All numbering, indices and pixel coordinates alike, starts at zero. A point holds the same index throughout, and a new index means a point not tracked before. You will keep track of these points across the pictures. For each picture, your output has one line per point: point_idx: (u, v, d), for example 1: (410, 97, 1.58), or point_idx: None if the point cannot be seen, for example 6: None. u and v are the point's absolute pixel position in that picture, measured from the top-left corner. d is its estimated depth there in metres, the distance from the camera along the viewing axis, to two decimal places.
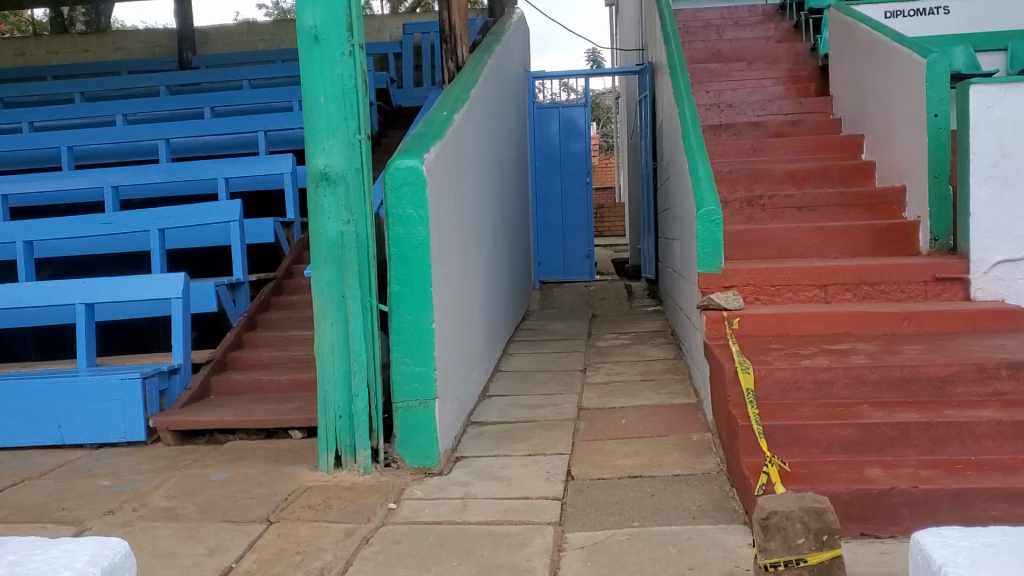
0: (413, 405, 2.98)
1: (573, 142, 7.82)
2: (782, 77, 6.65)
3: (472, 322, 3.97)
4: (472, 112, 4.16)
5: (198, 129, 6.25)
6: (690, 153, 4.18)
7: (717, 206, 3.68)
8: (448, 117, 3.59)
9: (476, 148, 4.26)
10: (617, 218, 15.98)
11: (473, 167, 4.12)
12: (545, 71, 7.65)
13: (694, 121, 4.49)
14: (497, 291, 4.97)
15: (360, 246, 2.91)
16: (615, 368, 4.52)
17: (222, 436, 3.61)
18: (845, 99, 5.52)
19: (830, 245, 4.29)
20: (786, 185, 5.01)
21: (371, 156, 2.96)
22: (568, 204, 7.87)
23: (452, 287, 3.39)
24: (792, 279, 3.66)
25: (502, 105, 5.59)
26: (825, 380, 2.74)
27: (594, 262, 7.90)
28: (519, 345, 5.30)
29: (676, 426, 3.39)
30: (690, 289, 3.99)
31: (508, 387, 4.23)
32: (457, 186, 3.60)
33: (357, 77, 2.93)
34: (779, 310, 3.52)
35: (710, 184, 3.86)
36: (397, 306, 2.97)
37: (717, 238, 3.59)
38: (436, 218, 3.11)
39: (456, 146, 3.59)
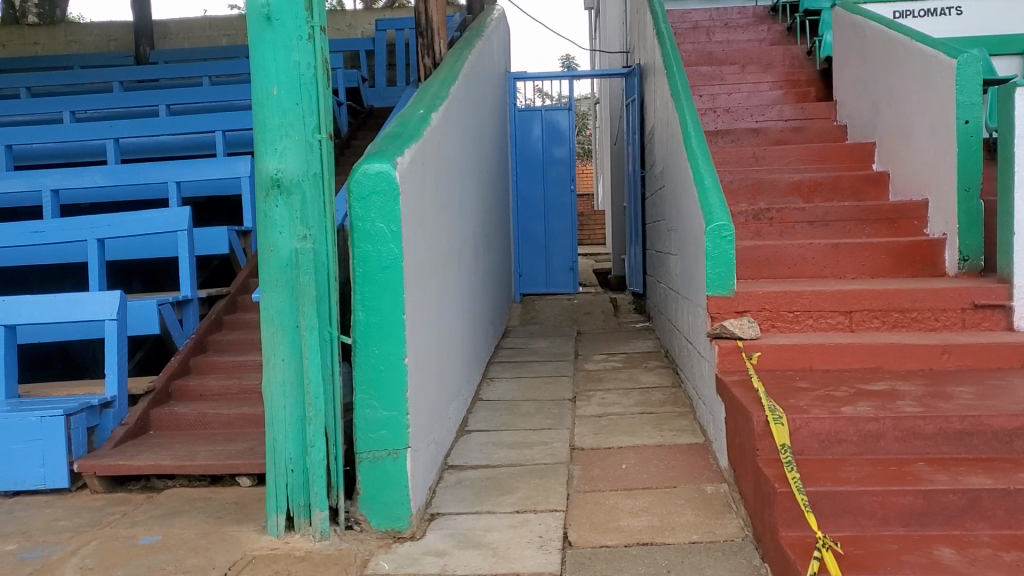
0: (380, 455, 2.51)
1: (556, 147, 7.39)
2: (779, 81, 6.25)
3: (450, 349, 3.51)
4: (452, 111, 3.70)
5: (151, 128, 5.74)
6: (694, 161, 3.75)
7: (729, 222, 3.26)
8: (424, 116, 3.13)
9: (455, 152, 3.80)
10: (597, 225, 15.57)
11: (452, 173, 3.66)
12: (526, 72, 7.21)
13: (697, 126, 4.07)
14: (477, 310, 4.52)
15: (318, 267, 2.44)
16: (608, 397, 4.08)
17: (161, 482, 3.08)
18: (852, 105, 5.13)
19: (848, 264, 3.87)
20: (792, 197, 4.60)
21: (332, 160, 2.49)
22: (551, 214, 7.43)
23: (428, 312, 2.93)
24: (813, 304, 3.24)
25: (483, 106, 5.14)
26: (871, 433, 2.31)
27: (577, 274, 7.46)
28: (501, 367, 4.84)
29: (685, 474, 2.95)
30: (695, 312, 3.56)
31: (490, 420, 3.77)
32: (435, 196, 3.15)
33: (316, 65, 2.46)
34: (800, 340, 3.10)
35: (719, 195, 3.44)
36: (362, 339, 2.51)
37: (730, 256, 3.17)
38: (410, 232, 2.65)
39: (433, 149, 3.14)
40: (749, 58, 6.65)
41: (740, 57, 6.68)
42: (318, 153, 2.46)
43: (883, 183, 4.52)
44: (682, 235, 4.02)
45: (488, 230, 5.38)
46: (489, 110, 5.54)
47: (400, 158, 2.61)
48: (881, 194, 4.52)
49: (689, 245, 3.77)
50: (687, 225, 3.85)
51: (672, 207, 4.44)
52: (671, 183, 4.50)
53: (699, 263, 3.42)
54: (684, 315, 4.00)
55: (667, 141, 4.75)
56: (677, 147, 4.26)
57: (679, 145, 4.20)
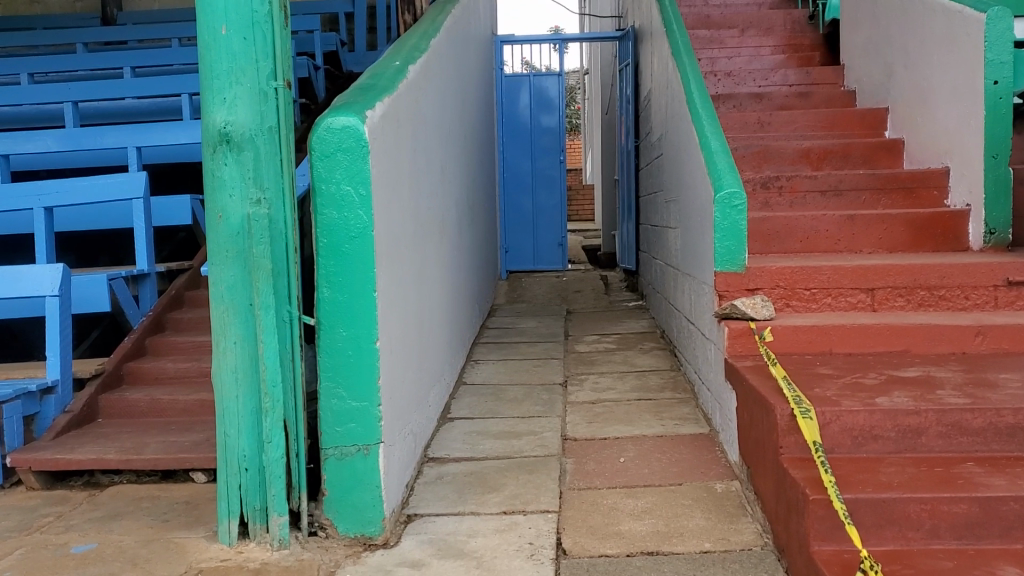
0: (349, 452, 2.19)
1: (545, 116, 7.05)
2: (781, 45, 5.92)
3: (430, 331, 3.18)
4: (432, 67, 3.35)
5: (112, 91, 5.36)
6: (698, 124, 3.43)
7: (740, 187, 2.98)
8: (400, 69, 2.80)
9: (437, 114, 3.46)
10: (586, 200, 15.24)
11: (432, 135, 3.32)
12: (514, 36, 6.84)
13: (700, 87, 3.75)
14: (460, 287, 4.20)
15: (275, 236, 2.10)
16: (602, 382, 3.78)
17: (106, 478, 2.76)
18: (861, 69, 4.81)
19: (863, 238, 3.57)
20: (800, 166, 4.29)
21: (291, 112, 2.15)
22: (539, 186, 7.11)
23: (403, 290, 2.61)
24: (831, 282, 2.95)
25: (468, 68, 4.80)
26: (912, 428, 2.02)
27: (566, 249, 7.15)
28: (486, 348, 4.52)
29: (692, 469, 2.65)
30: (700, 289, 3.26)
31: (474, 407, 3.45)
32: (413, 159, 2.82)
33: (272, 0, 2.11)
34: (818, 319, 2.81)
35: (729, 160, 3.13)
36: (327, 319, 2.18)
37: (741, 230, 2.89)
38: (384, 198, 2.32)
39: (411, 106, 2.80)
40: (749, 21, 6.31)
41: (739, 20, 6.34)
42: (274, 104, 2.11)
43: (897, 151, 4.22)
44: (684, 206, 3.71)
45: (472, 201, 5.05)
46: (475, 73, 5.19)
47: (371, 112, 2.27)
48: (895, 163, 4.22)
49: (693, 216, 3.46)
50: (690, 194, 3.54)
51: (672, 176, 4.12)
52: (670, 151, 4.18)
53: (706, 235, 3.12)
54: (686, 294, 3.69)
55: (666, 106, 4.42)
56: (678, 110, 3.94)
57: (680, 108, 3.88)
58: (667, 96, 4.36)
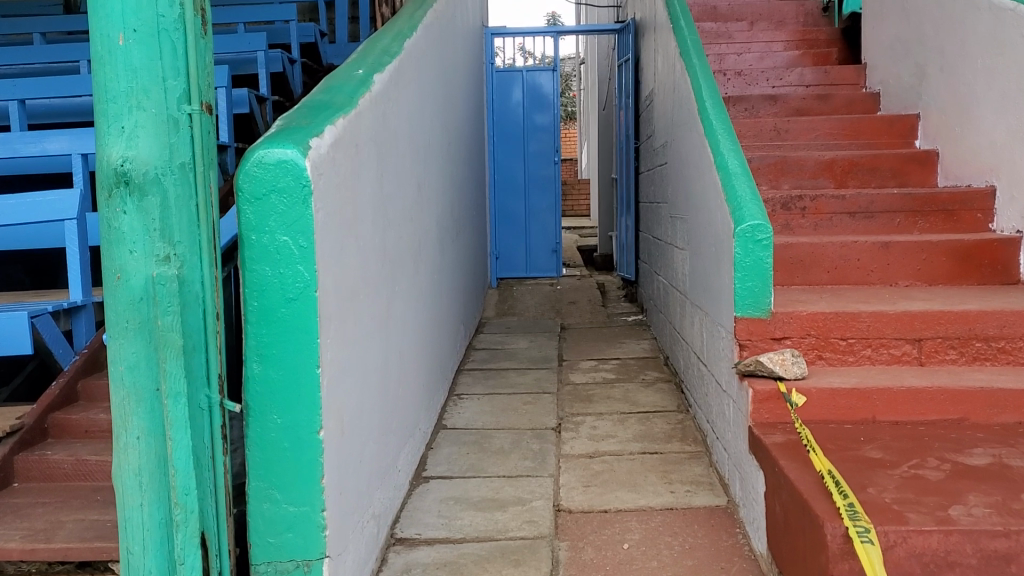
0: (285, 568, 1.77)
1: (539, 114, 6.59)
2: (794, 40, 5.46)
3: (401, 382, 2.74)
4: (408, 72, 2.89)
5: (62, 89, 4.87)
6: (712, 138, 2.99)
7: (763, 214, 2.55)
8: (363, 79, 2.34)
9: (413, 126, 3.00)
10: (582, 194, 14.80)
11: (407, 151, 2.87)
12: (506, 28, 6.38)
13: (713, 92, 3.29)
14: (442, 314, 3.74)
15: (188, 302, 1.66)
16: (600, 426, 3.33)
17: (12, 567, 2.30)
18: (887, 70, 4.36)
19: (900, 268, 3.11)
20: (821, 180, 3.84)
21: (207, 142, 1.70)
22: (531, 189, 6.65)
23: (364, 348, 2.16)
24: (871, 331, 2.51)
25: (453, 66, 4.33)
26: (998, 555, 1.59)
27: (561, 256, 6.72)
28: (471, 378, 4.07)
29: (710, 562, 2.22)
30: (717, 333, 2.81)
31: (454, 462, 3.01)
32: (378, 183, 2.36)
33: (182, 2, 1.64)
34: (859, 380, 2.38)
35: (751, 185, 2.68)
36: (258, 403, 1.74)
37: (769, 274, 2.47)
38: (333, 245, 1.87)
39: (376, 122, 2.34)
40: (758, 13, 5.84)
41: (748, 12, 5.86)
42: (185, 134, 1.66)
43: (930, 163, 3.77)
44: (695, 229, 3.26)
45: (458, 211, 4.60)
46: (461, 70, 4.73)
47: (317, 141, 1.81)
48: (927, 177, 3.77)
49: (706, 244, 3.01)
50: (702, 218, 3.08)
51: (679, 190, 3.68)
52: (676, 162, 3.74)
53: (723, 271, 2.67)
54: (697, 329, 3.25)
55: (671, 111, 3.97)
56: (686, 119, 3.49)
57: (688, 118, 3.44)
58: (673, 101, 3.91)
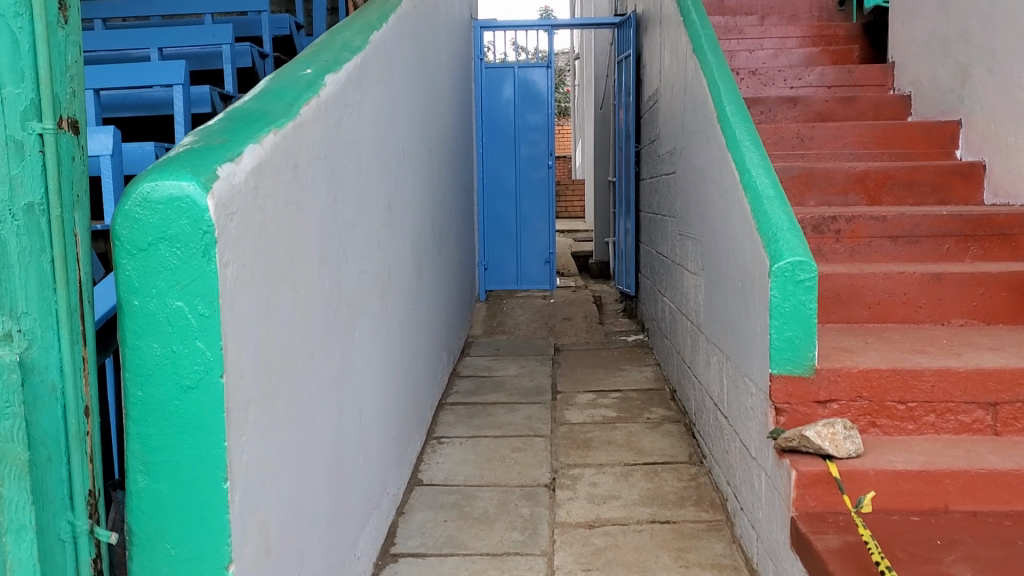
0: None
1: (531, 114, 6.12)
2: (810, 36, 4.99)
3: (364, 447, 2.27)
4: (374, 71, 2.40)
5: None
6: (736, 151, 2.52)
7: (806, 247, 2.09)
8: (310, 81, 1.86)
9: (381, 136, 2.52)
10: (576, 195, 14.35)
11: (372, 166, 2.39)
12: (496, 20, 5.90)
13: (734, 94, 2.82)
14: (419, 347, 3.27)
15: (38, 397, 1.19)
16: (601, 482, 2.87)
17: None
18: (921, 69, 3.89)
19: (953, 304, 2.65)
20: (852, 197, 3.37)
21: (67, 171, 1.22)
22: (522, 194, 6.17)
23: (304, 427, 1.69)
24: (935, 394, 2.05)
25: (434, 63, 3.85)
26: None
27: (555, 267, 6.21)
28: (453, 416, 3.60)
29: None
30: (744, 385, 2.35)
31: (429, 532, 2.55)
32: (328, 211, 1.89)
33: None
34: (926, 458, 1.92)
35: (788, 210, 2.21)
36: (144, 527, 1.29)
37: (813, 322, 2.02)
38: (254, 306, 1.40)
39: (326, 135, 1.86)
40: (769, 6, 5.36)
41: (758, 5, 5.38)
42: (33, 162, 1.17)
43: (975, 176, 3.31)
44: (713, 256, 2.79)
45: (442, 225, 4.12)
46: (444, 67, 4.25)
47: (232, 168, 1.34)
48: (972, 193, 3.31)
49: (728, 275, 2.54)
50: (722, 245, 2.61)
51: (691, 206, 3.21)
52: (688, 174, 3.27)
53: (754, 314, 2.21)
54: (715, 372, 2.79)
55: (681, 116, 3.51)
56: (701, 126, 3.02)
57: (704, 125, 2.97)
58: (683, 105, 3.44)
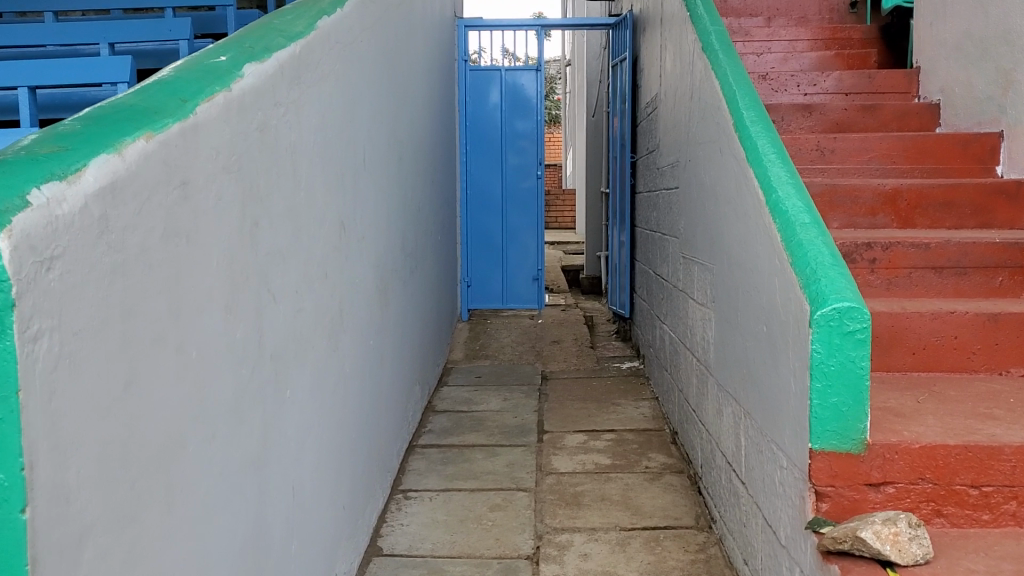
0: None
1: (519, 120, 5.69)
2: (821, 39, 4.57)
3: (302, 529, 1.83)
4: (320, 65, 1.97)
5: None
6: (760, 166, 2.10)
7: (854, 289, 1.67)
8: (220, 70, 1.42)
9: (330, 144, 2.08)
10: (566, 206, 13.95)
11: (317, 181, 1.95)
12: (482, 19, 5.50)
13: (752, 98, 2.40)
14: (384, 386, 2.84)
15: None
16: (592, 553, 2.44)
17: None
18: (952, 75, 3.47)
19: (1013, 351, 2.23)
20: (881, 219, 2.96)
21: None
22: (509, 206, 5.74)
23: (195, 537, 1.25)
24: (1017, 477, 1.64)
25: (409, 62, 3.42)
26: None
27: (543, 285, 5.81)
28: (423, 462, 3.16)
29: None
30: (770, 452, 1.93)
31: None
32: (243, 241, 1.45)
33: None
34: (1014, 565, 1.50)
35: (829, 242, 1.79)
36: None
37: (865, 386, 1.61)
38: (96, 392, 0.97)
39: (240, 142, 1.43)
40: (776, 8, 4.94)
41: (763, 6, 4.96)
42: None
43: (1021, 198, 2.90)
44: (728, 290, 2.37)
45: (417, 243, 3.69)
46: (421, 68, 3.82)
47: (58, 191, 0.91)
48: (1018, 216, 2.90)
49: (748, 314, 2.12)
50: (740, 278, 2.20)
51: (699, 225, 2.80)
52: (695, 190, 2.85)
53: (785, 369, 1.79)
54: (729, 426, 2.37)
55: (686, 124, 3.09)
56: (711, 136, 2.61)
57: (714, 135, 2.56)
58: (689, 111, 3.02)
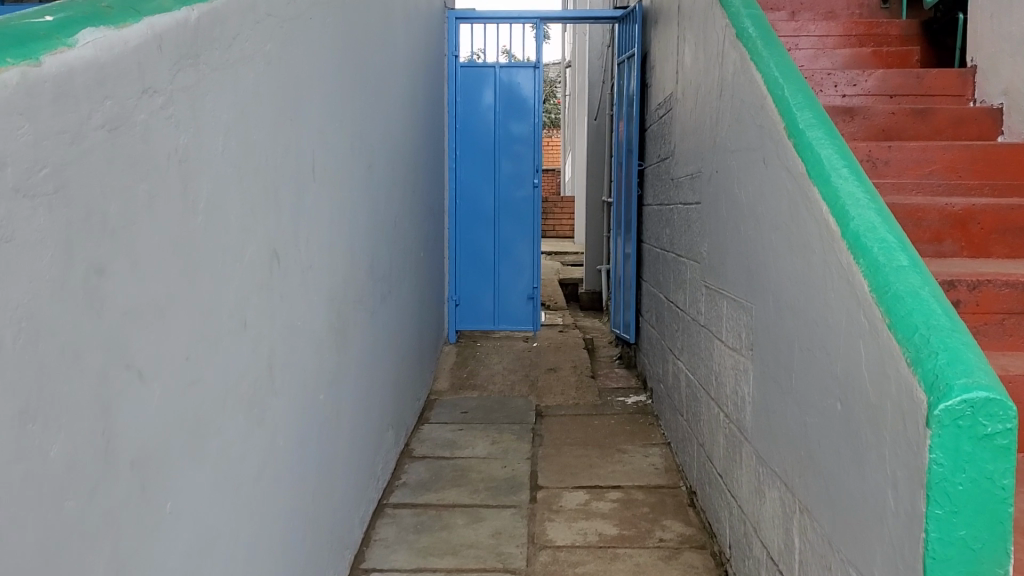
0: None
1: (515, 123, 5.17)
2: (855, 35, 4.03)
3: None
4: (237, 42, 1.45)
5: None
6: (827, 185, 1.58)
7: (987, 366, 1.15)
8: (27, 34, 0.90)
9: (255, 150, 1.55)
10: (564, 213, 13.47)
11: (232, 200, 1.43)
12: (474, 11, 4.98)
13: (806, 96, 1.89)
14: (343, 447, 2.32)
15: None
16: None
17: None
18: (1019, 74, 2.95)
19: None
20: (948, 245, 2.44)
21: None
22: (502, 218, 5.23)
23: None
24: None
25: (383, 53, 2.90)
26: None
27: (539, 304, 5.30)
28: (393, 528, 2.63)
29: None
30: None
31: None
32: (67, 305, 0.93)
33: None
34: None
35: (938, 295, 1.28)
36: None
37: (1004, 514, 1.10)
38: None
39: (61, 149, 0.91)
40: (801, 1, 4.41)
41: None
42: None
43: None
44: (775, 340, 1.85)
45: (393, 265, 3.18)
46: (401, 60, 3.31)
47: None
48: None
49: (810, 379, 1.60)
50: (798, 329, 1.68)
51: (730, 255, 2.29)
52: (727, 209, 2.34)
53: (876, 473, 1.28)
54: (773, 514, 1.87)
55: (711, 130, 2.58)
56: (749, 144, 2.09)
57: (754, 141, 2.05)
58: (716, 114, 2.51)
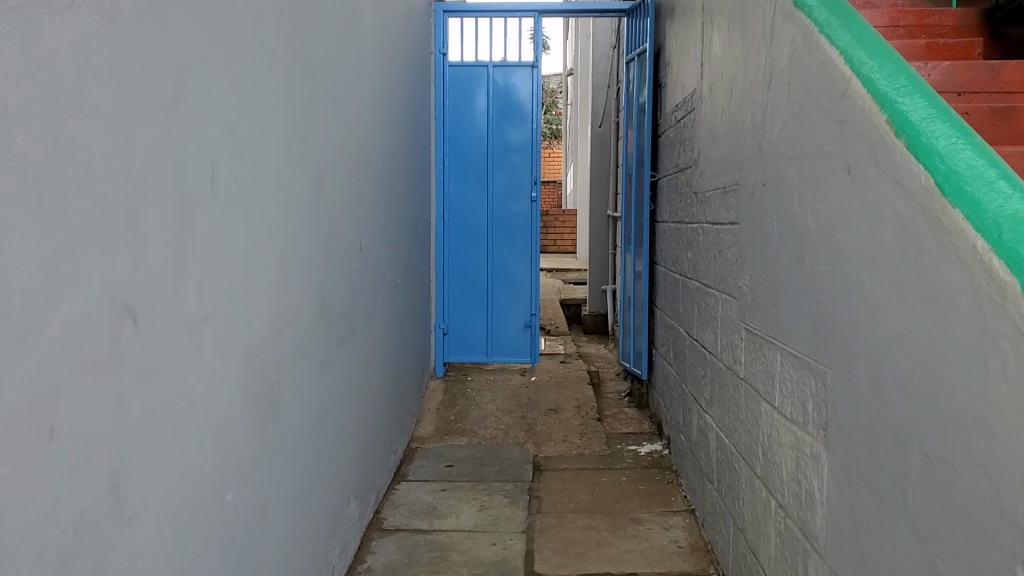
0: None
1: (511, 129, 4.60)
2: (904, 26, 3.39)
3: None
4: None
5: None
6: (975, 206, 1.01)
7: None
8: None
9: (83, 154, 1.00)
10: (567, 227, 12.93)
11: (18, 233, 0.88)
12: (464, 2, 4.47)
13: (911, 78, 1.32)
14: (271, 552, 1.75)
15: None
16: None
17: None
18: None
19: None
20: None
21: None
22: (496, 237, 4.66)
23: None
24: None
25: (343, 40, 2.34)
26: None
27: (537, 333, 4.73)
28: None
29: None
30: None
31: None
32: None
33: None
34: None
35: None
36: None
37: None
38: None
39: None
40: None
41: None
42: None
43: None
44: (871, 429, 1.28)
45: (358, 299, 2.61)
46: (371, 47, 2.75)
47: None
48: None
49: (948, 509, 1.03)
50: (917, 424, 1.12)
51: (788, 297, 1.72)
52: (782, 234, 1.77)
53: None
54: None
55: (755, 131, 2.01)
56: (820, 146, 1.52)
57: (828, 143, 1.48)
58: (762, 110, 1.94)
